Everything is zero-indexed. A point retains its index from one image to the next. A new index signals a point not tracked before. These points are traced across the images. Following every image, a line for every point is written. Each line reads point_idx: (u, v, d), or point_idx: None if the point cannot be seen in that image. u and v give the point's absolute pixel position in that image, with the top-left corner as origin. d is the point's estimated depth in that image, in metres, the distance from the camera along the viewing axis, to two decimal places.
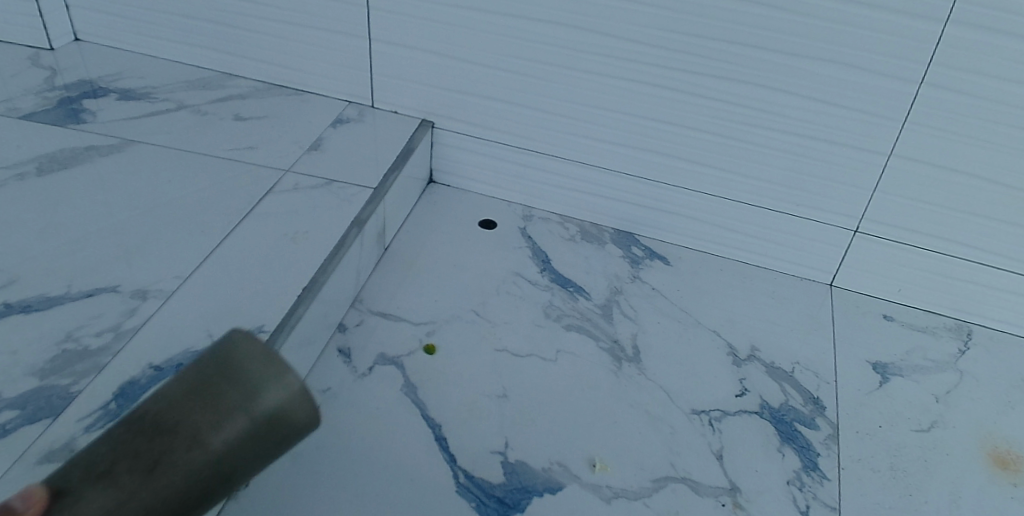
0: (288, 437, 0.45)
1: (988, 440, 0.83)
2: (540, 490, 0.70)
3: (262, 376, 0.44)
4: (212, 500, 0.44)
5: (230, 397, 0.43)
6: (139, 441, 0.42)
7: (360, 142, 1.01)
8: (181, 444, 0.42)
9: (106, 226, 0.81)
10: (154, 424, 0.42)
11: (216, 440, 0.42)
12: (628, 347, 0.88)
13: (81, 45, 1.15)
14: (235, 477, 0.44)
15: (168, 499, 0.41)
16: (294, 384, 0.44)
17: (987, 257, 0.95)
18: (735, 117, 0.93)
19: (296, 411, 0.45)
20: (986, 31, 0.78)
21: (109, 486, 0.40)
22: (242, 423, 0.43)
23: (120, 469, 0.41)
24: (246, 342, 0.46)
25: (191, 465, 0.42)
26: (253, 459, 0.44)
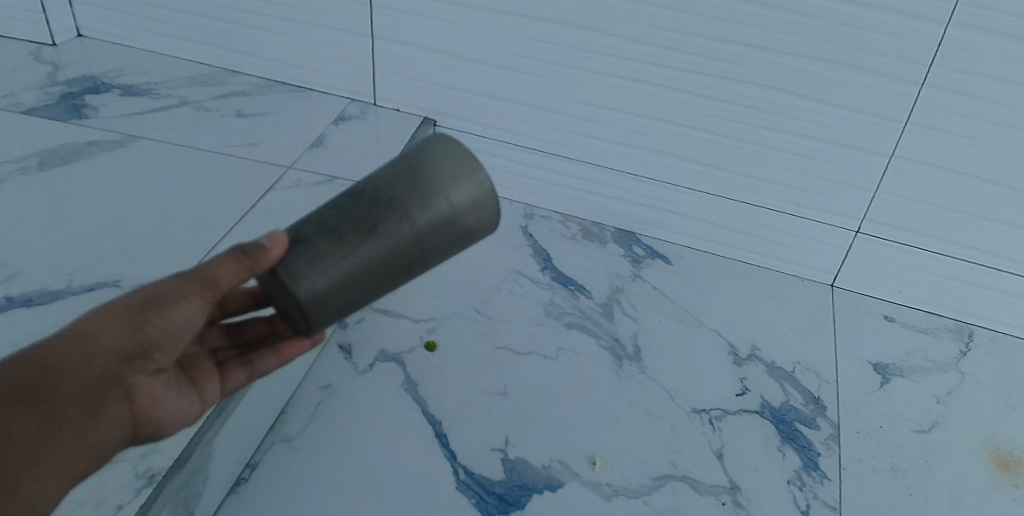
0: (472, 230, 0.53)
1: (989, 441, 0.83)
2: (540, 487, 0.70)
3: (457, 172, 0.52)
4: (411, 269, 0.53)
5: (433, 182, 0.51)
6: (362, 208, 0.51)
7: (362, 140, 1.01)
8: (394, 213, 0.50)
9: (108, 221, 0.81)
10: (374, 196, 0.51)
11: (423, 211, 0.50)
12: (628, 346, 0.88)
13: (84, 41, 1.15)
14: (426, 258, 0.53)
15: (383, 256, 0.50)
16: (484, 186, 0.52)
17: (988, 258, 0.95)
18: (737, 116, 0.93)
19: (483, 206, 0.53)
20: (988, 32, 0.78)
21: (339, 239, 0.50)
22: (445, 205, 0.51)
23: (352, 224, 0.50)
24: (449, 145, 0.53)
25: (401, 228, 0.50)
26: (445, 245, 0.53)
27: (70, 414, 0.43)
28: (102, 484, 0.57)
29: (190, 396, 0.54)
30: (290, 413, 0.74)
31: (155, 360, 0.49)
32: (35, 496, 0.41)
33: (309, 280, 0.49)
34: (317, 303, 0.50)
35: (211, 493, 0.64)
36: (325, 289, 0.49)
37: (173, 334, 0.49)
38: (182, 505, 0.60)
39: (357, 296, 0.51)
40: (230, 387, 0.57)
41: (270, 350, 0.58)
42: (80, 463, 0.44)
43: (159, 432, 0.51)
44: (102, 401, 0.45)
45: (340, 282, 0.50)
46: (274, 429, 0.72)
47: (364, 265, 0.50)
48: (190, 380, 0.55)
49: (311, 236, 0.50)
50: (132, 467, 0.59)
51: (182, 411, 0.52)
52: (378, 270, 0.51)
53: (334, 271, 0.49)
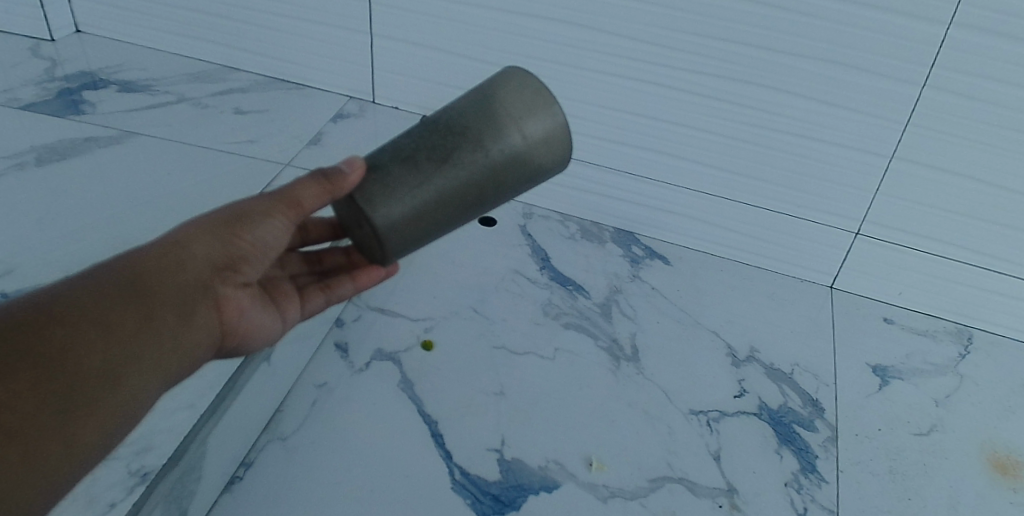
0: (543, 165, 0.55)
1: (988, 445, 0.82)
2: (536, 488, 0.69)
3: (531, 105, 0.53)
4: (482, 202, 0.55)
5: (507, 115, 0.53)
6: (437, 139, 0.53)
7: (360, 138, 1.01)
8: (468, 143, 0.52)
9: (105, 217, 0.81)
10: (449, 127, 0.53)
11: (495, 143, 0.52)
12: (626, 346, 0.87)
13: (82, 37, 1.14)
14: (499, 191, 0.55)
15: (456, 187, 0.52)
16: (556, 121, 0.54)
17: (989, 261, 0.94)
18: (737, 116, 0.93)
19: (554, 140, 0.54)
20: (990, 34, 0.78)
21: (415, 170, 0.52)
22: (519, 138, 0.53)
23: (428, 154, 0.53)
24: (525, 78, 0.54)
25: (474, 160, 0.52)
26: (516, 179, 0.54)
27: (167, 314, 0.47)
28: (94, 483, 0.58)
29: (274, 315, 0.60)
30: (285, 412, 0.74)
31: (241, 274, 0.54)
32: (140, 384, 0.45)
33: (384, 208, 0.52)
34: (391, 232, 0.52)
35: (205, 491, 0.63)
36: (403, 214, 0.52)
37: (257, 251, 0.54)
38: (176, 504, 0.60)
39: (429, 226, 0.54)
40: (308, 309, 0.64)
41: (348, 277, 0.65)
42: (180, 357, 0.48)
43: (244, 343, 0.57)
44: (196, 305, 0.50)
45: (413, 211, 0.52)
46: (270, 428, 0.72)
47: (437, 196, 0.52)
48: (272, 300, 0.61)
49: (388, 166, 0.53)
50: (126, 465, 0.60)
51: (265, 327, 0.58)
52: (450, 201, 0.53)
53: (409, 200, 0.52)
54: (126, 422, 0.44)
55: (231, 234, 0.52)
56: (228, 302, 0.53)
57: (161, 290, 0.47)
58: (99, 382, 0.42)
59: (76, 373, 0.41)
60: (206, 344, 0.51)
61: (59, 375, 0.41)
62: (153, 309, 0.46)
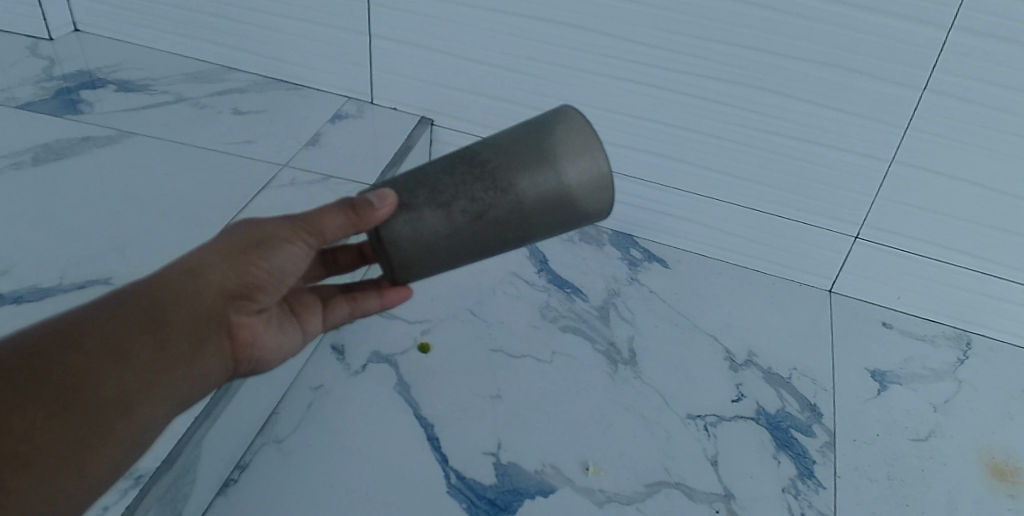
0: (577, 213, 0.53)
1: (986, 451, 0.82)
2: (532, 492, 0.69)
3: (571, 152, 0.52)
4: (509, 242, 0.54)
5: (542, 160, 0.51)
6: (467, 175, 0.52)
7: (358, 139, 1.01)
8: (502, 179, 0.51)
9: (101, 217, 0.80)
10: (482, 165, 0.52)
11: (527, 187, 0.51)
12: (623, 350, 0.87)
13: (80, 36, 1.14)
14: (531, 233, 0.53)
15: (481, 225, 0.52)
16: (596, 171, 0.52)
17: (989, 266, 0.94)
18: (737, 120, 0.93)
19: (591, 193, 0.52)
20: (992, 38, 0.78)
21: (443, 203, 0.52)
22: (552, 186, 0.51)
23: (458, 187, 0.52)
24: (570, 123, 0.53)
25: (503, 201, 0.51)
26: (546, 226, 0.53)
27: (181, 347, 0.45)
28: None
29: (292, 330, 0.58)
30: (281, 414, 0.74)
31: (260, 301, 0.51)
32: (149, 425, 0.43)
33: (405, 236, 0.52)
34: (411, 259, 0.53)
35: (199, 494, 0.63)
36: (427, 239, 0.52)
37: (279, 279, 0.51)
38: (169, 507, 0.59)
39: (451, 257, 0.53)
40: (329, 321, 0.62)
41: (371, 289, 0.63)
42: (189, 391, 0.46)
43: (261, 365, 0.55)
44: (209, 336, 0.47)
45: (435, 242, 0.52)
46: (265, 431, 0.72)
47: (460, 231, 0.52)
48: (292, 313, 0.59)
49: (416, 194, 0.52)
50: None
51: (282, 347, 0.56)
52: (474, 238, 0.53)
53: (432, 232, 0.52)
54: (130, 460, 0.43)
55: (252, 262, 0.49)
56: (244, 331, 0.50)
57: (175, 321, 0.45)
58: (108, 424, 0.40)
59: (86, 418, 0.39)
60: (217, 376, 0.49)
61: (69, 420, 0.38)
62: (164, 341, 0.44)
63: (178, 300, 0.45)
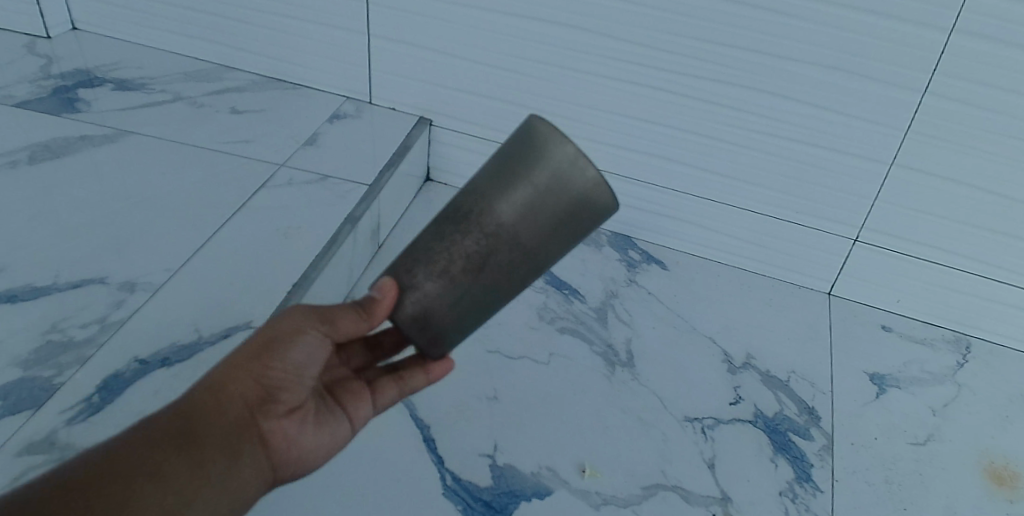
0: (582, 221, 0.47)
1: (985, 455, 0.82)
2: (528, 495, 0.69)
3: (549, 166, 0.46)
4: (524, 280, 0.50)
5: (521, 186, 0.46)
6: (452, 231, 0.49)
7: (357, 139, 1.00)
8: (481, 220, 0.48)
9: (97, 217, 0.80)
10: (463, 215, 0.49)
11: (514, 222, 0.47)
12: (621, 352, 0.87)
13: (79, 34, 1.14)
14: (540, 255, 0.48)
15: (484, 278, 0.49)
16: (583, 175, 0.45)
17: (988, 269, 0.94)
18: (736, 122, 0.92)
19: (588, 198, 0.46)
20: (992, 41, 0.77)
21: (439, 271, 0.50)
22: (543, 212, 0.46)
23: (449, 249, 0.49)
24: (539, 133, 0.47)
25: (496, 246, 0.48)
26: (552, 246, 0.48)
27: (214, 457, 0.46)
28: None
29: (336, 423, 0.55)
30: None
31: (284, 400, 0.51)
32: None
33: (417, 310, 0.51)
34: (434, 331, 0.52)
35: None
36: (443, 310, 0.51)
37: (297, 376, 0.52)
38: None
39: (474, 317, 0.51)
40: (379, 404, 0.58)
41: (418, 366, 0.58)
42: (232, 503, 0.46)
43: (309, 465, 0.54)
44: (240, 443, 0.48)
45: (449, 308, 0.50)
46: None
47: (468, 290, 0.49)
48: (336, 403, 0.56)
49: (415, 271, 0.51)
50: None
51: (325, 441, 0.54)
52: (485, 291, 0.50)
53: (443, 302, 0.50)
54: None
55: (264, 364, 0.50)
56: (275, 434, 0.51)
57: (205, 432, 0.47)
58: None
59: None
60: (253, 482, 0.49)
61: None
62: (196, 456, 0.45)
63: (203, 419, 0.47)
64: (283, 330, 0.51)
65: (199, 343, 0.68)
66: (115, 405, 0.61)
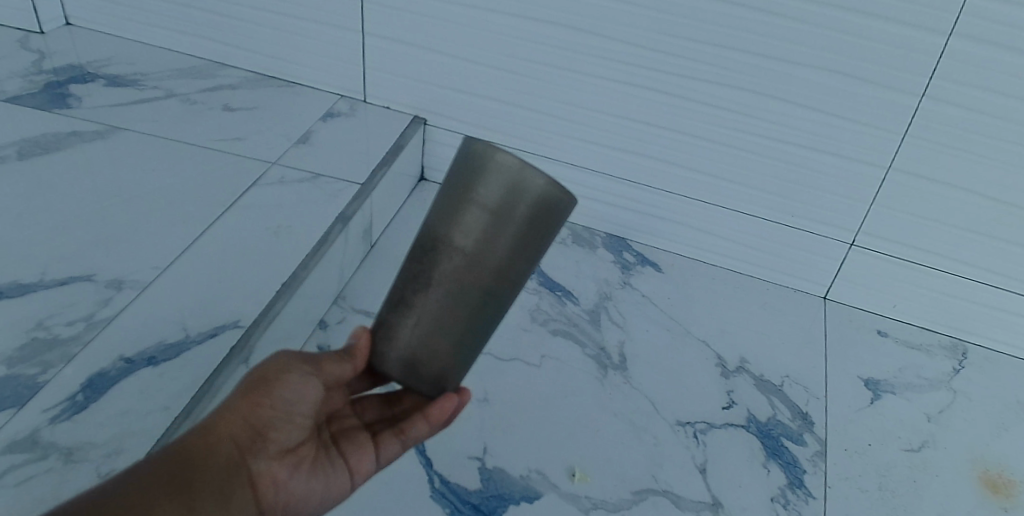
0: (543, 228, 0.48)
1: (980, 463, 0.81)
2: (517, 498, 0.68)
3: (494, 185, 0.46)
4: (502, 299, 0.50)
5: (473, 208, 0.47)
6: (419, 268, 0.50)
7: (351, 137, 1.00)
8: (444, 253, 0.48)
9: (86, 213, 0.79)
10: (425, 251, 0.49)
11: (474, 246, 0.47)
12: (614, 355, 0.86)
13: (72, 30, 1.13)
14: (512, 268, 0.48)
15: (462, 304, 0.49)
16: (530, 181, 0.46)
17: (985, 275, 0.93)
18: (731, 124, 0.92)
19: (541, 206, 0.46)
20: (990, 45, 0.77)
21: (414, 308, 0.50)
22: (501, 231, 0.47)
23: (419, 287, 0.50)
24: (477, 153, 0.48)
25: (466, 270, 0.48)
26: (521, 257, 0.48)
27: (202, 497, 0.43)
28: (62, 485, 0.54)
29: (333, 474, 0.52)
30: None
31: (277, 440, 0.49)
32: None
33: (404, 348, 0.51)
34: (426, 366, 0.51)
35: None
36: (430, 347, 0.51)
37: (290, 414, 0.49)
38: None
39: (464, 344, 0.51)
40: (383, 457, 0.55)
41: (418, 415, 0.54)
42: None
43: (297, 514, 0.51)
44: (229, 483, 0.46)
45: (435, 342, 0.50)
46: None
47: (450, 319, 0.50)
48: (337, 454, 0.53)
49: (391, 315, 0.51)
50: (96, 468, 0.56)
51: (318, 489, 0.51)
52: (467, 317, 0.50)
53: (428, 336, 0.50)
54: None
55: (257, 402, 0.48)
56: (265, 475, 0.48)
57: (197, 470, 0.44)
58: None
59: None
60: None
61: None
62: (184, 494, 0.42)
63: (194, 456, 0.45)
64: (278, 366, 0.49)
65: (186, 341, 0.68)
66: (99, 404, 0.60)
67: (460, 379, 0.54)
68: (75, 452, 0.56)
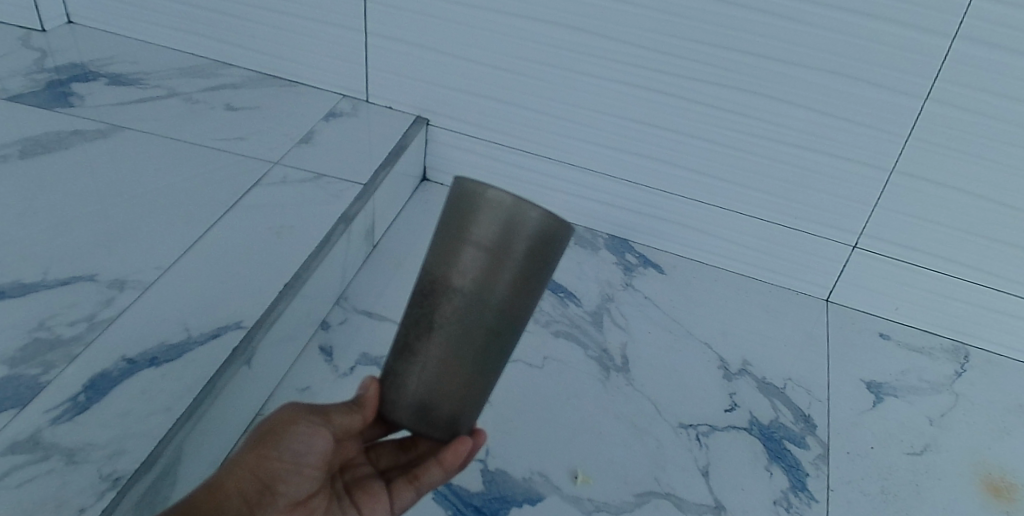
0: (543, 260, 0.46)
1: (982, 466, 0.81)
2: (519, 501, 0.68)
3: (488, 220, 0.45)
4: (509, 336, 0.48)
5: (470, 248, 0.46)
6: (420, 313, 0.48)
7: (353, 137, 0.99)
8: (444, 296, 0.47)
9: (88, 213, 0.79)
10: (424, 294, 0.48)
11: (473, 285, 0.46)
12: (616, 356, 0.86)
13: (74, 28, 1.13)
14: (516, 301, 0.47)
15: (468, 347, 0.47)
16: (525, 216, 0.45)
17: (987, 278, 0.93)
18: (734, 125, 0.91)
19: (539, 236, 0.45)
20: (994, 48, 0.77)
21: (419, 355, 0.48)
22: (501, 268, 0.45)
23: (423, 334, 0.48)
24: (467, 193, 0.46)
25: (469, 311, 0.46)
26: (524, 293, 0.47)
27: None
28: (64, 486, 0.54)
29: None
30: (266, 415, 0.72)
31: (285, 493, 0.48)
32: None
33: (415, 396, 0.49)
34: (437, 413, 0.49)
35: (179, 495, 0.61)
36: (441, 392, 0.49)
37: (299, 466, 0.48)
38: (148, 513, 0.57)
39: (475, 387, 0.49)
40: (396, 506, 0.54)
41: (433, 462, 0.53)
42: None
43: None
44: None
45: (444, 387, 0.49)
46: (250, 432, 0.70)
47: (459, 362, 0.48)
48: (349, 504, 0.52)
49: (396, 363, 0.50)
50: (98, 469, 0.56)
51: None
52: (476, 360, 0.48)
53: (437, 382, 0.48)
54: None
55: (263, 455, 0.47)
56: None
57: None
58: None
59: None
60: None
61: None
62: None
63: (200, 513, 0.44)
64: (285, 417, 0.48)
65: (188, 342, 0.68)
66: (101, 405, 0.60)
67: (475, 420, 0.52)
68: (77, 453, 0.56)
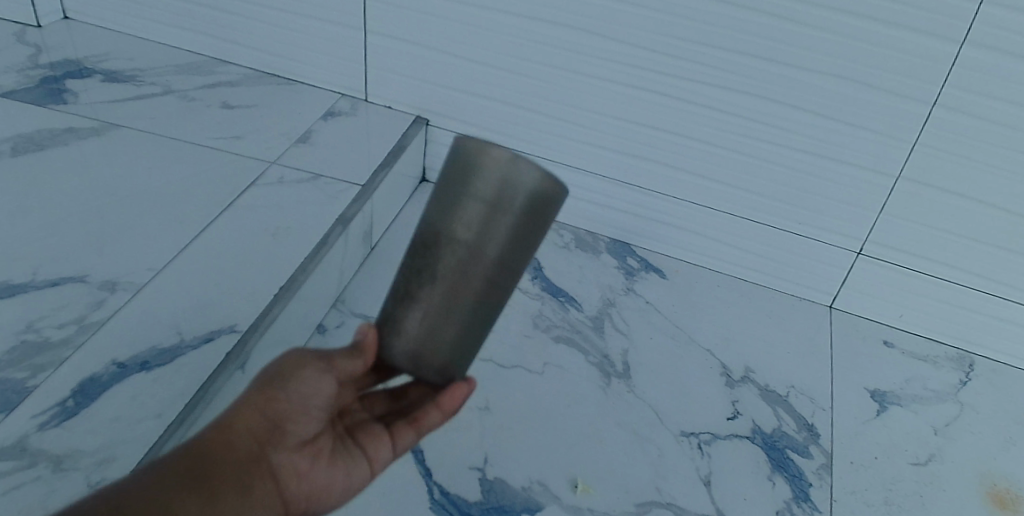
0: (539, 217, 0.45)
1: (987, 477, 0.80)
2: (518, 510, 0.66)
3: (487, 170, 0.43)
4: (504, 289, 0.47)
5: (469, 198, 0.44)
6: (417, 260, 0.47)
7: (351, 137, 0.98)
8: (441, 242, 0.45)
9: (80, 212, 0.77)
10: (422, 242, 0.46)
11: (471, 235, 0.44)
12: (617, 363, 0.85)
13: (70, 24, 1.11)
14: (513, 253, 0.45)
15: (466, 295, 0.46)
16: (524, 169, 0.43)
17: (992, 286, 0.92)
18: (738, 129, 0.90)
19: (536, 191, 0.43)
20: (1002, 53, 0.76)
21: (414, 301, 0.47)
22: (498, 220, 0.44)
23: (419, 279, 0.47)
24: (467, 151, 0.44)
25: (467, 262, 0.45)
26: (520, 247, 0.45)
27: (218, 495, 0.41)
28: (50, 495, 0.52)
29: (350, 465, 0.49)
30: None
31: (295, 431, 0.46)
32: None
33: (409, 343, 0.48)
34: (434, 360, 0.48)
35: None
36: (436, 340, 0.47)
37: (308, 409, 0.47)
38: None
39: (470, 333, 0.48)
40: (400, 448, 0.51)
41: (430, 403, 0.51)
42: None
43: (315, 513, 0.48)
44: (248, 478, 0.43)
45: (438, 336, 0.47)
46: None
47: (454, 311, 0.47)
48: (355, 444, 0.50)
49: (392, 308, 0.48)
50: (86, 477, 0.54)
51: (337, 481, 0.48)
52: (471, 310, 0.47)
53: (434, 327, 0.47)
54: None
55: (271, 395, 0.46)
56: (286, 468, 0.45)
57: (214, 465, 0.42)
58: None
59: None
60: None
61: None
62: (202, 495, 0.40)
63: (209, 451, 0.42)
64: (294, 359, 0.47)
65: (180, 346, 0.66)
66: (90, 410, 0.59)
67: (470, 367, 0.50)
68: (64, 460, 0.55)
